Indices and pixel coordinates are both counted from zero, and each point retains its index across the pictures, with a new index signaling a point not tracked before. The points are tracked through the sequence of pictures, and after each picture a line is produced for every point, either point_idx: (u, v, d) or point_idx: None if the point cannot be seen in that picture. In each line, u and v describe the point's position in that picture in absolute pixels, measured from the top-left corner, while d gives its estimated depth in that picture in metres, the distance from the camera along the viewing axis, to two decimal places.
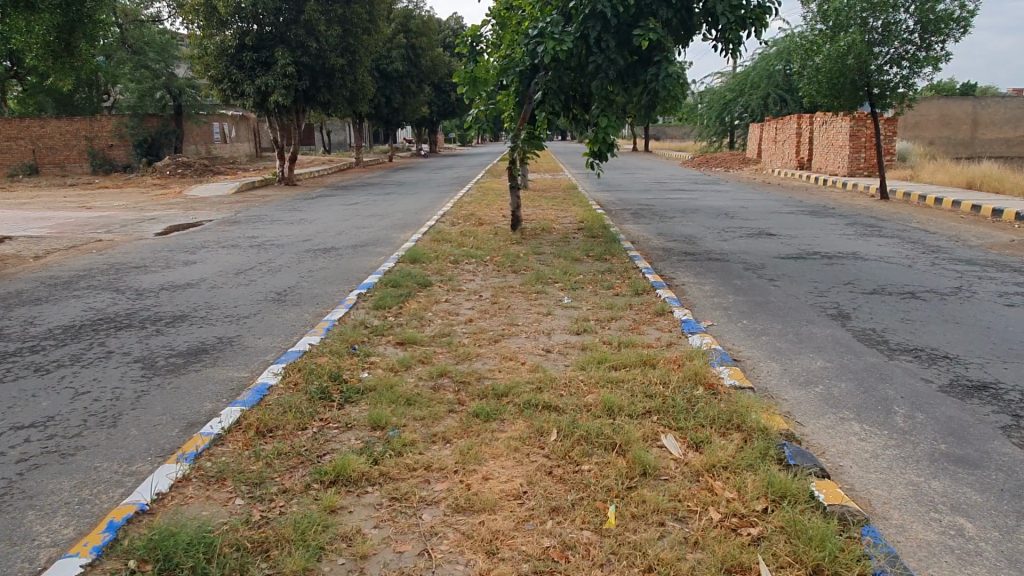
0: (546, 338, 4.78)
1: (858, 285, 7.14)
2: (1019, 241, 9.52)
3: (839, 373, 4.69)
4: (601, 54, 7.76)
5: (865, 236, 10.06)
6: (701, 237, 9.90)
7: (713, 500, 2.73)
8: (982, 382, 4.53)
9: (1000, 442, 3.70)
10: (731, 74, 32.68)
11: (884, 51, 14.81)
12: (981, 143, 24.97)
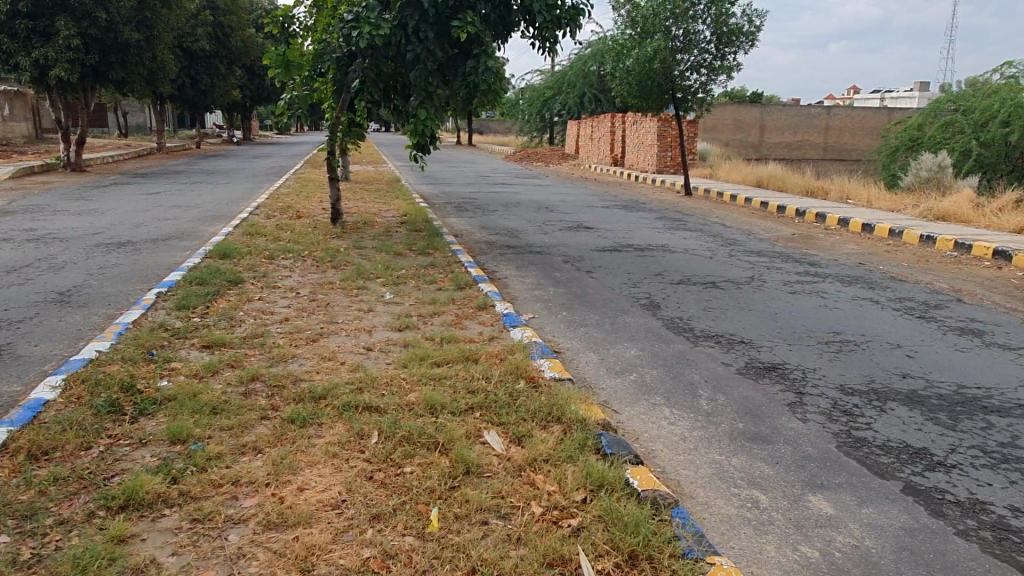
0: (367, 335, 4.62)
1: (666, 276, 7.62)
2: (798, 235, 10.69)
3: (650, 360, 4.96)
4: (419, 44, 7.66)
5: (672, 230, 10.79)
6: (523, 231, 10.13)
7: (535, 494, 2.75)
8: (772, 363, 4.99)
9: (787, 418, 4.09)
10: (550, 73, 33.81)
11: (685, 58, 15.97)
12: (767, 146, 27.82)
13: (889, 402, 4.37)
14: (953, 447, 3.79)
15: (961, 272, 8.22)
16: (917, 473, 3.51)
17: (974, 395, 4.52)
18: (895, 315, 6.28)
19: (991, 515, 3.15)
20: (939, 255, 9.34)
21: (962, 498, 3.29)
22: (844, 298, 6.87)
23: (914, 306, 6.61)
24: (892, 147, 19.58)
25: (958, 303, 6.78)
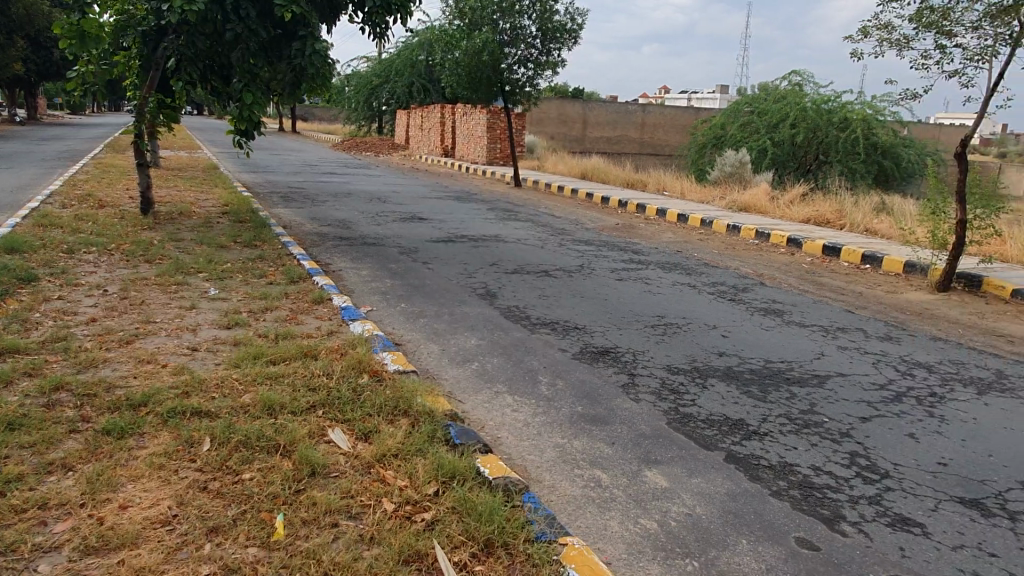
0: (190, 335, 4.27)
1: (502, 266, 7.75)
2: (621, 225, 11.31)
3: (491, 349, 5.01)
4: (240, 22, 7.16)
5: (505, 220, 10.99)
6: (355, 221, 9.86)
7: (386, 491, 2.68)
8: (605, 348, 5.23)
9: (621, 399, 4.31)
10: (377, 60, 33.15)
11: (512, 52, 16.32)
12: (589, 140, 29.13)
13: (709, 378, 4.74)
14: (765, 416, 4.19)
15: (761, 258, 9.11)
16: (736, 443, 3.84)
17: (779, 368, 5.02)
18: (710, 299, 6.83)
19: (798, 475, 3.51)
20: (743, 242, 10.28)
21: (774, 462, 3.64)
22: (665, 283, 7.36)
23: (726, 290, 7.23)
24: (700, 144, 21.25)
25: (761, 286, 7.50)
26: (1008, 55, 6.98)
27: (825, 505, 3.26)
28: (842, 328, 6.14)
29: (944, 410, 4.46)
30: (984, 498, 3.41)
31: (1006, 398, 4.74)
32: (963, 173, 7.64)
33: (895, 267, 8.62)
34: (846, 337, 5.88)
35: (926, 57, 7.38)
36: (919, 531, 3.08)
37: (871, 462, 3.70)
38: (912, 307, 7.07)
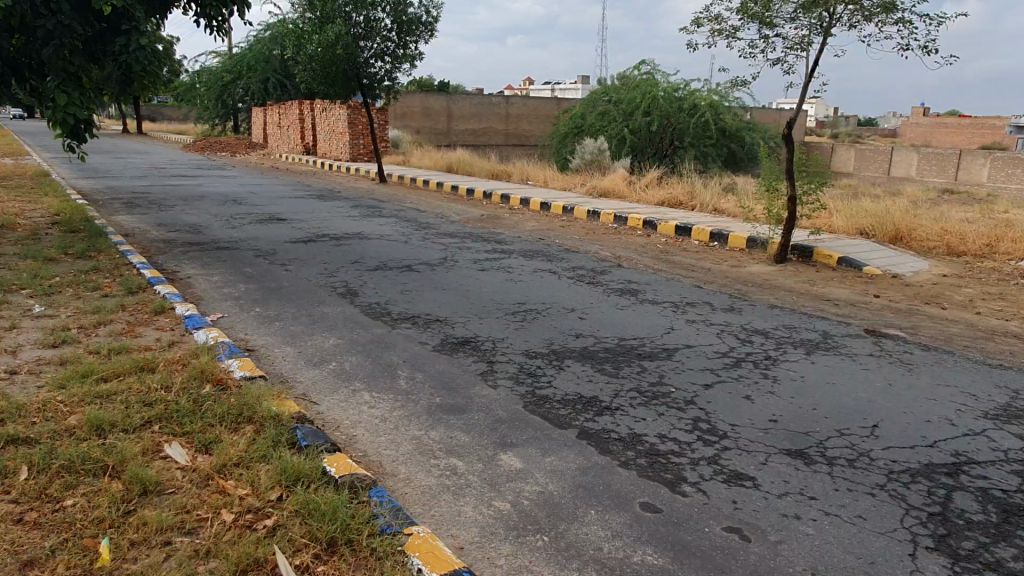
0: (8, 358, 3.91)
1: (363, 263, 7.63)
2: (485, 216, 11.41)
3: (349, 348, 4.93)
4: (52, 17, 6.61)
5: (367, 217, 10.81)
6: (207, 225, 9.38)
7: (225, 501, 2.58)
8: (465, 337, 5.28)
9: (480, 387, 4.37)
10: (227, 55, 31.56)
11: (368, 45, 16.03)
12: (455, 133, 29.10)
13: (565, 360, 4.90)
14: (617, 391, 4.38)
15: (619, 241, 9.47)
16: (588, 419, 3.99)
17: (631, 344, 5.26)
18: (569, 283, 7.04)
19: (645, 444, 3.70)
20: (603, 227, 10.64)
21: (624, 434, 3.81)
22: (526, 271, 7.50)
23: (584, 273, 7.46)
24: (561, 134, 21.72)
25: (618, 268, 7.79)
26: (821, 44, 7.62)
27: (668, 469, 3.45)
28: (691, 302, 6.51)
29: (777, 371, 4.84)
30: (807, 448, 3.73)
31: (830, 355, 5.21)
32: (790, 153, 8.28)
33: (739, 243, 9.23)
34: (694, 311, 6.23)
35: (753, 47, 7.91)
36: (751, 484, 3.33)
37: (712, 425, 3.95)
38: (753, 279, 7.60)
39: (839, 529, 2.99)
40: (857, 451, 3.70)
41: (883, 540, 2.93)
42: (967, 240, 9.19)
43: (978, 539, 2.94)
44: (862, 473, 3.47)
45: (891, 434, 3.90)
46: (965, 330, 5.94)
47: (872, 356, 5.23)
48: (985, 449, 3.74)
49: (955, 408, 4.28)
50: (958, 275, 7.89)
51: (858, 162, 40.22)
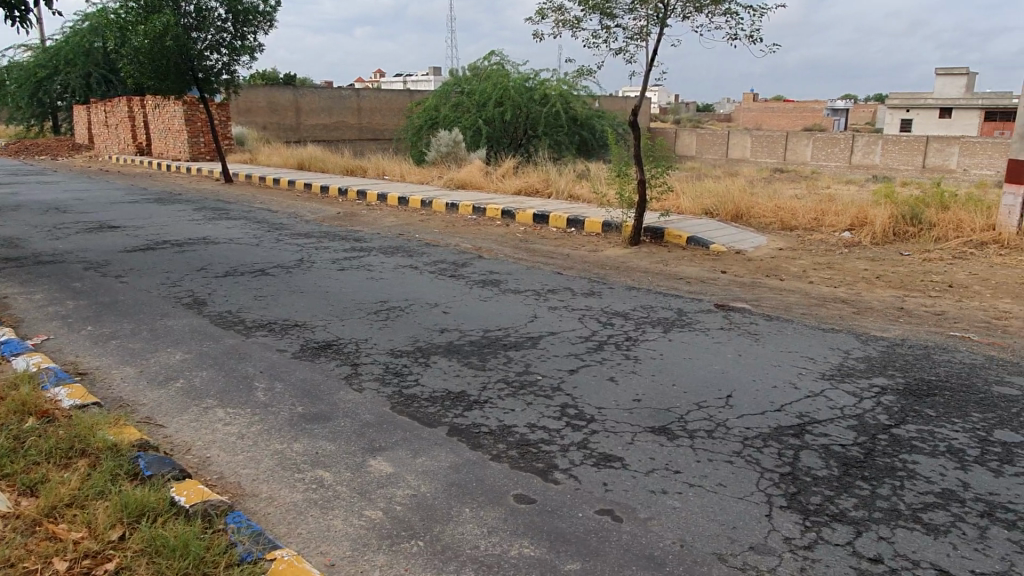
0: None
1: (210, 270, 7.14)
2: (342, 213, 11.07)
3: (198, 362, 4.59)
4: None
5: (213, 220, 10.14)
6: (25, 238, 8.45)
7: (56, 549, 2.30)
8: (327, 341, 5.07)
9: (344, 391, 4.20)
10: (40, 48, 28.65)
11: (201, 36, 15.15)
12: (305, 128, 28.04)
13: (431, 356, 4.81)
14: (485, 384, 4.35)
15: (479, 232, 9.46)
16: (459, 415, 3.93)
17: (497, 335, 5.26)
18: (431, 278, 6.94)
19: (515, 435, 3.70)
20: (462, 219, 10.60)
21: (494, 427, 3.79)
22: (387, 268, 7.33)
23: (446, 267, 7.39)
24: (415, 128, 21.37)
25: (480, 260, 7.78)
26: (658, 34, 7.96)
27: (539, 458, 3.46)
28: (553, 289, 6.61)
29: (637, 351, 5.00)
30: (669, 424, 3.87)
31: (685, 332, 5.46)
32: (637, 139, 8.59)
33: (595, 228, 9.50)
34: (556, 297, 6.33)
35: (596, 37, 8.13)
36: (619, 465, 3.41)
37: (579, 410, 4.02)
38: (610, 262, 7.83)
39: (703, 499, 3.13)
40: (714, 422, 3.89)
41: (742, 504, 3.08)
42: (798, 214, 9.97)
43: (824, 493, 3.17)
44: (719, 443, 3.65)
45: (743, 403, 4.14)
46: (800, 299, 6.44)
47: (722, 329, 5.54)
48: (825, 408, 4.05)
49: (796, 373, 4.61)
50: (791, 248, 8.54)
51: (699, 146, 42.48)
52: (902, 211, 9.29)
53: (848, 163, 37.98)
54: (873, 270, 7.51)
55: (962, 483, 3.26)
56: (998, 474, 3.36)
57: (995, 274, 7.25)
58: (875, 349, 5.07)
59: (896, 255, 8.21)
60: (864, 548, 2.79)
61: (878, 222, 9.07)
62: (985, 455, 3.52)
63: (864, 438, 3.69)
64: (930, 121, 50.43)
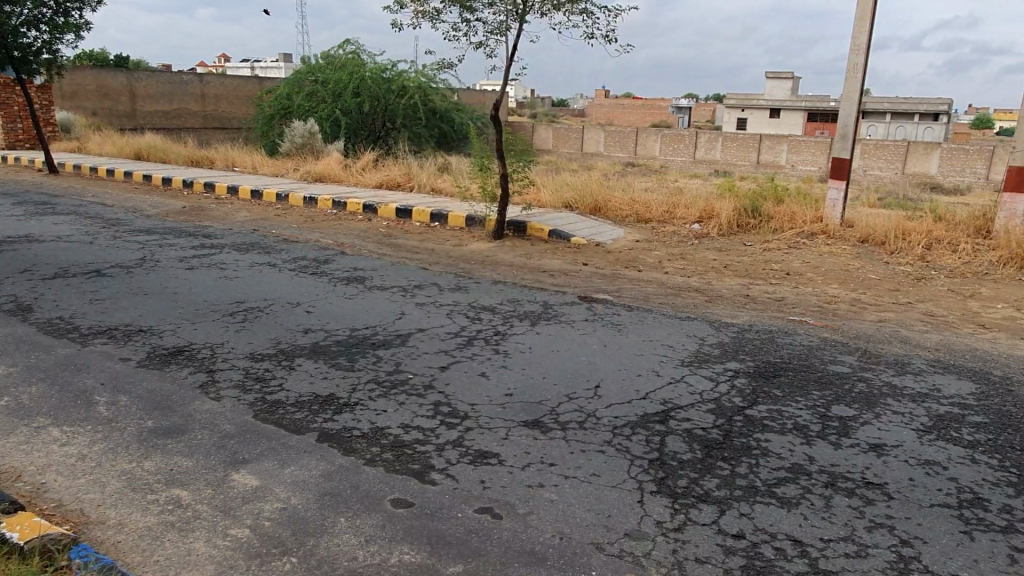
0: None
1: (36, 272, 6.41)
2: (188, 207, 10.34)
3: (26, 376, 4.10)
4: None
5: (36, 216, 9.14)
6: None
7: None
8: (178, 347, 4.70)
9: (200, 401, 3.91)
10: None
11: (16, 11, 13.57)
12: (142, 115, 25.94)
13: (295, 359, 4.59)
14: (354, 386, 4.21)
15: (339, 228, 9.15)
16: (327, 419, 3.77)
17: (365, 334, 5.10)
18: (291, 276, 6.63)
19: (389, 437, 3.60)
20: (321, 214, 10.21)
21: (366, 430, 3.67)
22: (242, 266, 6.92)
23: (307, 264, 7.09)
24: (266, 115, 20.20)
25: (342, 256, 7.52)
26: (518, 30, 8.03)
27: (414, 460, 3.39)
28: (419, 285, 6.51)
29: (507, 345, 5.03)
30: (542, 417, 3.92)
31: (552, 324, 5.56)
32: (498, 133, 8.63)
33: (458, 222, 9.49)
34: (423, 293, 6.24)
35: (456, 30, 8.07)
36: (496, 461, 3.41)
37: (453, 408, 3.98)
38: (475, 257, 7.84)
39: (578, 490, 3.19)
40: (585, 412, 3.99)
41: (616, 492, 3.17)
42: (651, 208, 10.45)
43: (689, 475, 3.33)
44: (591, 433, 3.74)
45: (610, 392, 4.27)
46: (658, 289, 6.75)
47: (587, 320, 5.69)
48: (685, 394, 4.26)
49: (658, 360, 4.82)
50: (647, 240, 8.94)
51: (555, 141, 43.51)
52: (743, 205, 9.97)
53: (692, 159, 40.37)
54: (721, 260, 8.00)
55: (808, 457, 3.55)
56: (838, 446, 3.67)
57: (825, 262, 7.96)
58: (726, 335, 5.40)
59: (740, 246, 8.80)
60: (728, 525, 2.95)
61: (724, 214, 9.69)
62: (826, 430, 3.84)
63: (722, 420, 3.91)
64: (761, 121, 54.67)
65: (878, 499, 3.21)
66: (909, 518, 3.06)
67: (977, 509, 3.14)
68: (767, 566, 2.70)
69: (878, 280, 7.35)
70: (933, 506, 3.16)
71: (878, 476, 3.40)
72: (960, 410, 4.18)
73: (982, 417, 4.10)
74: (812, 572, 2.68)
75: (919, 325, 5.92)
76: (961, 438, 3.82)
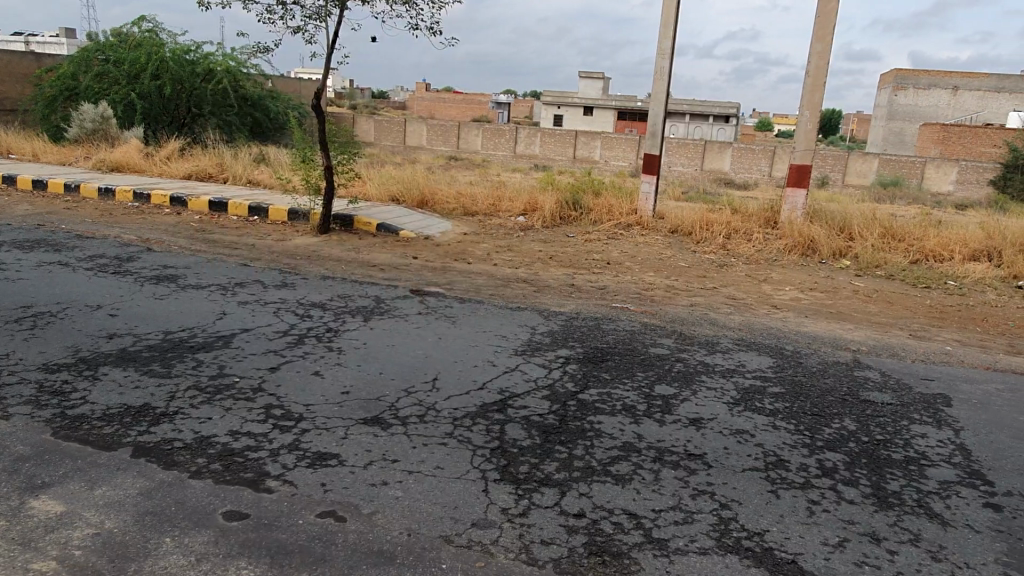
0: None
1: None
2: None
3: None
4: None
5: None
6: None
7: None
8: None
9: None
10: None
11: None
12: None
13: (99, 367, 4.13)
14: (172, 394, 3.87)
15: (144, 222, 8.37)
16: (143, 432, 3.44)
17: (181, 337, 4.71)
18: (88, 275, 5.96)
19: (216, 446, 3.35)
20: (121, 207, 9.28)
21: (189, 440, 3.39)
22: (27, 266, 6.12)
23: (107, 263, 6.42)
24: (46, 98, 17.74)
25: (149, 253, 6.89)
26: (338, 16, 7.77)
27: (247, 468, 3.18)
28: (240, 283, 6.12)
29: (340, 342, 4.87)
30: (381, 413, 3.83)
31: (386, 319, 5.46)
32: (321, 123, 8.31)
33: (279, 216, 9.04)
34: (245, 291, 5.88)
35: (272, 12, 7.66)
36: (335, 462, 3.29)
37: (285, 409, 3.78)
38: (300, 252, 7.51)
39: (423, 485, 3.16)
40: (424, 406, 3.96)
41: (460, 483, 3.18)
42: (477, 201, 10.59)
43: (530, 461, 3.42)
44: (432, 426, 3.72)
45: (448, 384, 4.27)
46: (488, 281, 6.86)
47: (420, 314, 5.65)
48: (521, 382, 4.37)
49: (493, 351, 4.90)
50: (475, 233, 9.05)
51: (377, 133, 42.78)
52: (565, 198, 10.39)
53: (513, 154, 41.48)
54: (546, 251, 8.29)
55: (637, 435, 3.77)
56: (662, 423, 3.94)
57: (641, 252, 8.50)
58: (556, 323, 5.60)
59: (564, 237, 9.16)
60: (569, 506, 3.07)
61: (547, 207, 10.04)
62: (651, 408, 4.11)
63: (557, 406, 4.06)
64: (576, 118, 57.30)
65: (699, 468, 3.48)
66: (726, 483, 3.36)
67: (781, 470, 3.51)
68: (606, 540, 2.84)
69: (687, 268, 7.98)
70: (745, 470, 3.49)
71: (698, 447, 3.69)
72: (761, 382, 4.65)
73: (779, 387, 4.60)
74: (647, 541, 2.86)
75: (723, 308, 6.50)
76: (764, 407, 4.25)
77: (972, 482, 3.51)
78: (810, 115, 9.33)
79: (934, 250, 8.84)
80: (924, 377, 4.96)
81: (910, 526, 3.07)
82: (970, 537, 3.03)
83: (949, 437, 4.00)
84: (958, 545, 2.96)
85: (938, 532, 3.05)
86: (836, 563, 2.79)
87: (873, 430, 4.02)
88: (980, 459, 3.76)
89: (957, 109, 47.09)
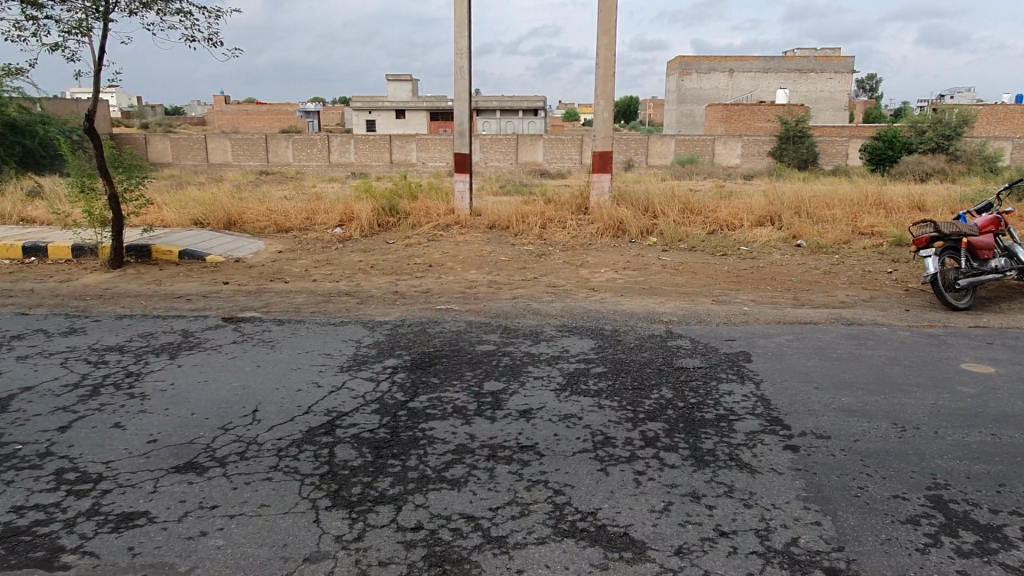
0: None
1: None
2: None
3: None
4: None
5: None
6: None
7: None
8: None
9: None
10: None
11: None
12: None
13: None
14: None
15: None
16: None
17: None
18: None
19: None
20: None
21: None
22: None
23: None
24: None
25: None
26: (102, 29, 7.10)
27: (37, 546, 2.80)
28: (18, 335, 5.42)
29: (142, 387, 4.44)
30: (195, 457, 3.54)
31: (195, 354, 5.07)
32: (98, 148, 7.54)
33: (62, 253, 8.12)
34: (23, 344, 5.21)
35: (20, 27, 6.84)
36: (145, 521, 2.98)
37: (81, 471, 3.39)
38: (90, 291, 6.79)
39: (246, 527, 2.95)
40: (244, 442, 3.70)
41: (288, 518, 3.00)
42: (289, 217, 10.16)
43: (363, 481, 3.31)
44: (254, 462, 3.49)
45: (270, 414, 4.03)
46: (307, 298, 6.58)
47: (234, 343, 5.30)
48: (348, 400, 4.21)
49: (316, 371, 4.70)
50: (290, 249, 8.68)
51: (176, 151, 40.00)
52: (380, 205, 10.24)
53: (327, 162, 40.36)
54: (367, 261, 8.11)
55: (469, 435, 3.77)
56: (493, 419, 3.97)
57: (462, 251, 8.56)
58: (381, 334, 5.48)
59: (384, 244, 9.02)
60: (406, 520, 2.99)
61: (363, 216, 9.84)
62: (481, 406, 4.13)
63: (387, 418, 3.96)
64: (388, 121, 56.82)
65: (533, 459, 3.54)
66: (560, 469, 3.44)
67: (608, 447, 3.65)
68: (446, 548, 2.80)
69: (508, 261, 8.14)
70: (575, 453, 3.59)
71: (529, 438, 3.74)
72: (585, 365, 4.82)
73: (602, 367, 4.80)
74: (486, 542, 2.85)
75: (544, 297, 6.69)
76: (589, 389, 4.42)
77: (774, 428, 3.85)
78: (605, 104, 9.85)
79: (726, 219, 9.67)
80: (726, 338, 5.39)
81: (725, 480, 3.31)
82: (775, 479, 3.32)
83: (751, 390, 4.37)
84: (765, 489, 3.23)
85: (748, 480, 3.31)
86: (663, 528, 2.94)
87: (687, 395, 4.30)
88: (778, 406, 4.13)
89: (734, 90, 51.96)
